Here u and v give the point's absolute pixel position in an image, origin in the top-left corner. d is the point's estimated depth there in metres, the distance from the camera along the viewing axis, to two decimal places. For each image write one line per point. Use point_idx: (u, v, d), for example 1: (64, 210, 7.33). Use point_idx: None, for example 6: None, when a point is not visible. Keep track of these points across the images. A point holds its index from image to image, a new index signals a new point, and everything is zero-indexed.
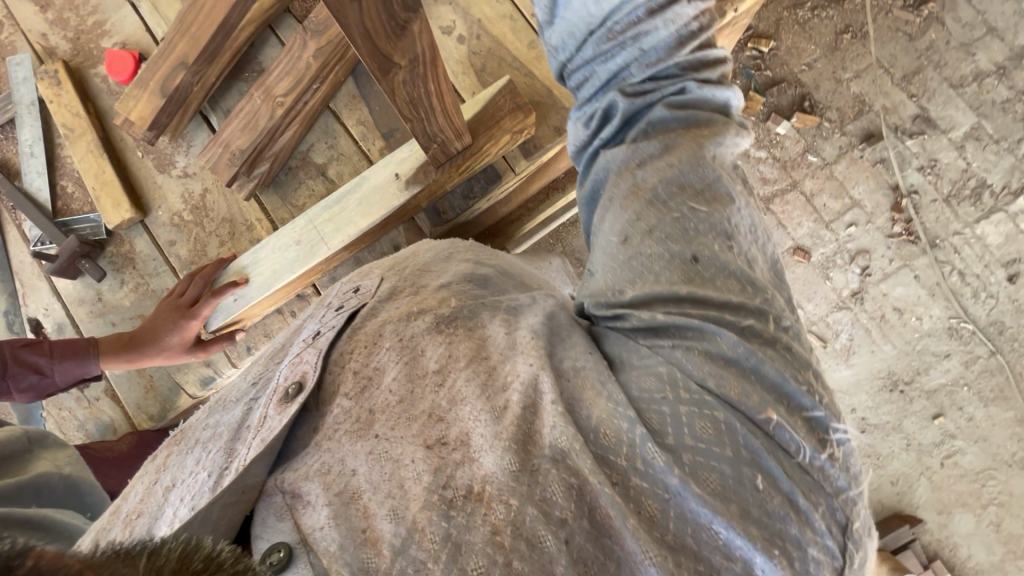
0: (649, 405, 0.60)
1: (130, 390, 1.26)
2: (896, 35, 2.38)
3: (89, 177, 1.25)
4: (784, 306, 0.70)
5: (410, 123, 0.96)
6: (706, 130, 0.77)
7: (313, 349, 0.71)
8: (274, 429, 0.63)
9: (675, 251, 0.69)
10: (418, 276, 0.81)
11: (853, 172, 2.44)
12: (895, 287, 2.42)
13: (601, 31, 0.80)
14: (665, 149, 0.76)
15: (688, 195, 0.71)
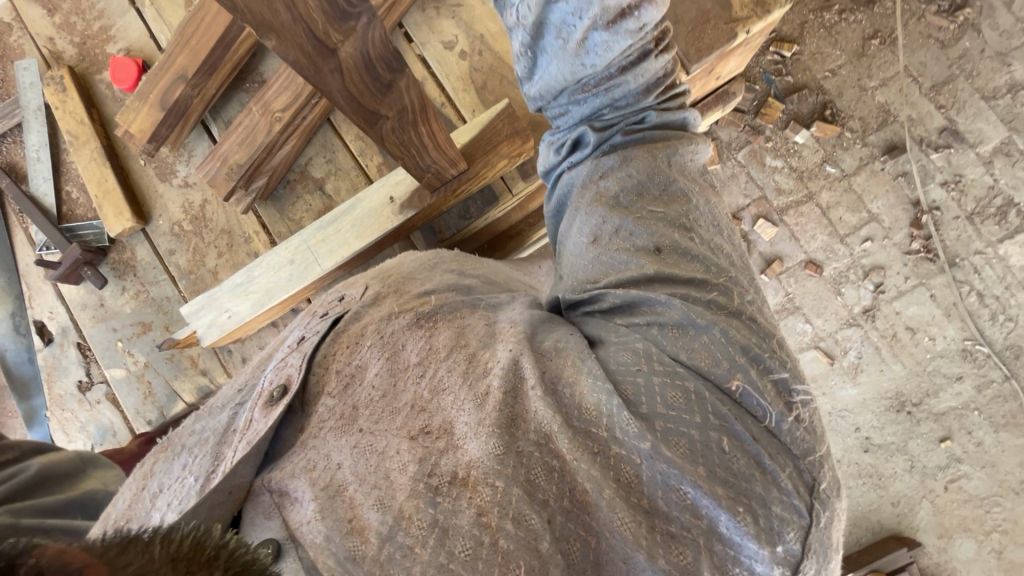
0: (624, 377, 0.60)
1: (130, 395, 1.29)
2: (928, 42, 2.28)
3: (92, 185, 1.26)
4: (748, 285, 0.72)
5: (403, 162, 1.00)
6: (664, 143, 0.79)
7: (297, 353, 0.75)
8: (262, 427, 0.65)
9: (640, 244, 0.71)
10: (402, 283, 0.85)
11: (871, 186, 2.36)
12: (908, 306, 2.36)
13: (573, 88, 0.81)
14: (624, 151, 0.77)
15: (649, 198, 0.74)
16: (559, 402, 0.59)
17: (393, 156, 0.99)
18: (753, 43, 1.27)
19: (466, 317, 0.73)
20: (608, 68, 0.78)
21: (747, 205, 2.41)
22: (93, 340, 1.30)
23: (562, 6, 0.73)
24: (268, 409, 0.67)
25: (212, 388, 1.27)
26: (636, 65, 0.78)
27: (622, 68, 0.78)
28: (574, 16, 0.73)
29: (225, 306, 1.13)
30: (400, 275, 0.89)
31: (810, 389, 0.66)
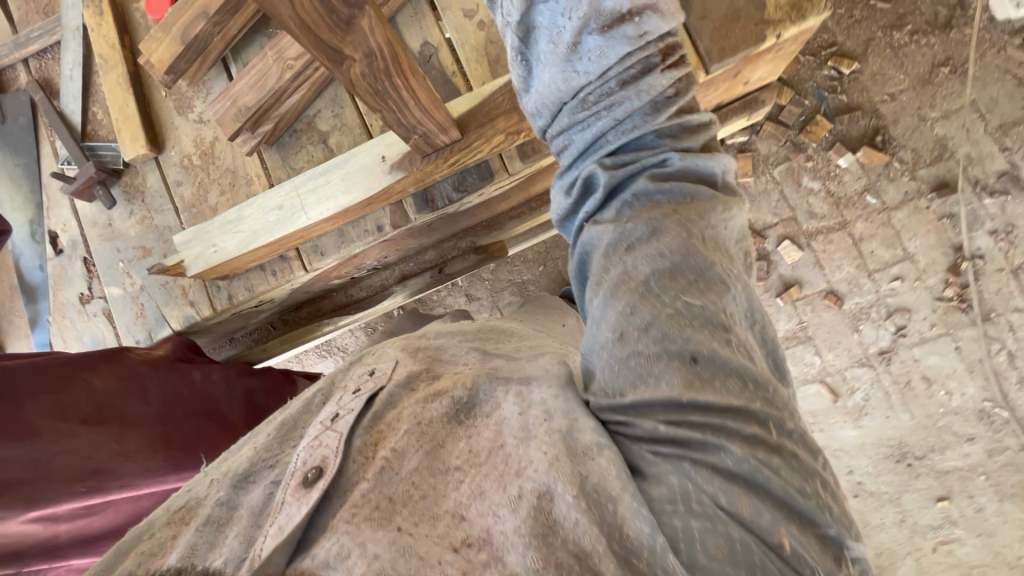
0: (661, 497, 0.59)
1: (123, 314, 1.36)
2: (1004, 78, 2.11)
3: (114, 109, 1.32)
4: (788, 405, 0.66)
5: (381, 113, 0.96)
6: (692, 204, 0.75)
7: (332, 432, 0.68)
8: (290, 519, 0.59)
9: (673, 350, 0.64)
10: (434, 363, 0.81)
11: (912, 223, 2.22)
12: (929, 354, 2.22)
13: (573, 103, 0.82)
14: (655, 231, 0.71)
15: (678, 281, 0.68)
16: (603, 527, 0.57)
17: (370, 104, 0.95)
18: (786, 49, 1.21)
19: (498, 412, 0.69)
20: (607, 80, 0.81)
21: (774, 224, 2.30)
22: (98, 257, 1.37)
23: (548, 9, 0.79)
24: (300, 492, 0.62)
25: (197, 320, 1.32)
26: (639, 81, 0.80)
27: (622, 82, 0.80)
28: (562, 16, 0.78)
29: (214, 240, 1.19)
30: (431, 353, 0.84)
31: (859, 544, 0.62)
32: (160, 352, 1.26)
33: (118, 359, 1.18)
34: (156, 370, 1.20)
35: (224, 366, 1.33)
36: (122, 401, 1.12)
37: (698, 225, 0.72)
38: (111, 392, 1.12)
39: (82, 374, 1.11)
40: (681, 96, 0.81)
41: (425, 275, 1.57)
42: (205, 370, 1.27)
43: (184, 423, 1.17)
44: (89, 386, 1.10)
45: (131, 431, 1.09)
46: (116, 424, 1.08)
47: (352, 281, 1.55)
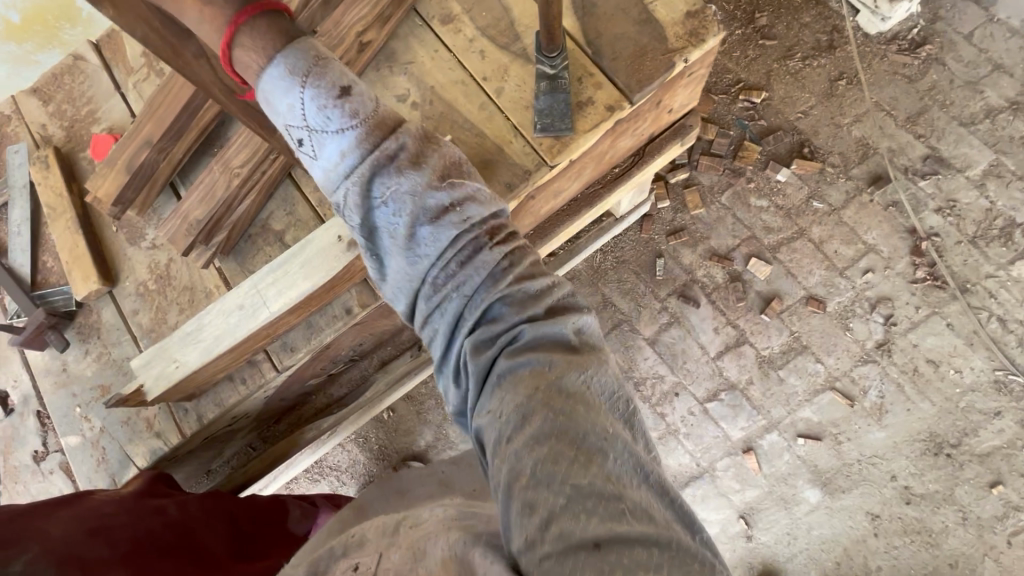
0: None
1: (83, 463, 1.24)
2: (895, 77, 2.33)
3: (64, 251, 1.30)
4: (693, 541, 0.68)
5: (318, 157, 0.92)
6: (552, 373, 0.79)
7: None
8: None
9: (579, 542, 0.64)
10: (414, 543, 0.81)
11: (863, 217, 2.30)
12: (926, 337, 2.21)
13: (425, 289, 0.91)
14: (527, 419, 0.75)
15: (559, 460, 0.71)
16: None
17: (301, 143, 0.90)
18: (696, 73, 1.31)
19: None
20: (446, 264, 0.90)
21: (736, 245, 2.36)
22: (52, 408, 1.27)
23: (382, 211, 0.91)
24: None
25: (165, 452, 1.21)
26: (475, 263, 0.90)
27: (462, 266, 0.90)
28: (394, 214, 0.91)
29: (175, 355, 1.12)
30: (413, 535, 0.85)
31: None
32: (126, 491, 1.09)
33: (77, 504, 1.00)
34: (124, 508, 1.02)
35: (200, 497, 1.18)
36: (86, 545, 0.91)
37: (567, 400, 0.76)
38: (72, 538, 0.91)
39: (35, 524, 0.91)
40: (515, 266, 0.91)
41: (405, 355, 1.52)
42: (181, 501, 1.11)
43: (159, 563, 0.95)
44: (44, 535, 0.89)
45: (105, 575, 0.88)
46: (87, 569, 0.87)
47: (330, 378, 1.49)
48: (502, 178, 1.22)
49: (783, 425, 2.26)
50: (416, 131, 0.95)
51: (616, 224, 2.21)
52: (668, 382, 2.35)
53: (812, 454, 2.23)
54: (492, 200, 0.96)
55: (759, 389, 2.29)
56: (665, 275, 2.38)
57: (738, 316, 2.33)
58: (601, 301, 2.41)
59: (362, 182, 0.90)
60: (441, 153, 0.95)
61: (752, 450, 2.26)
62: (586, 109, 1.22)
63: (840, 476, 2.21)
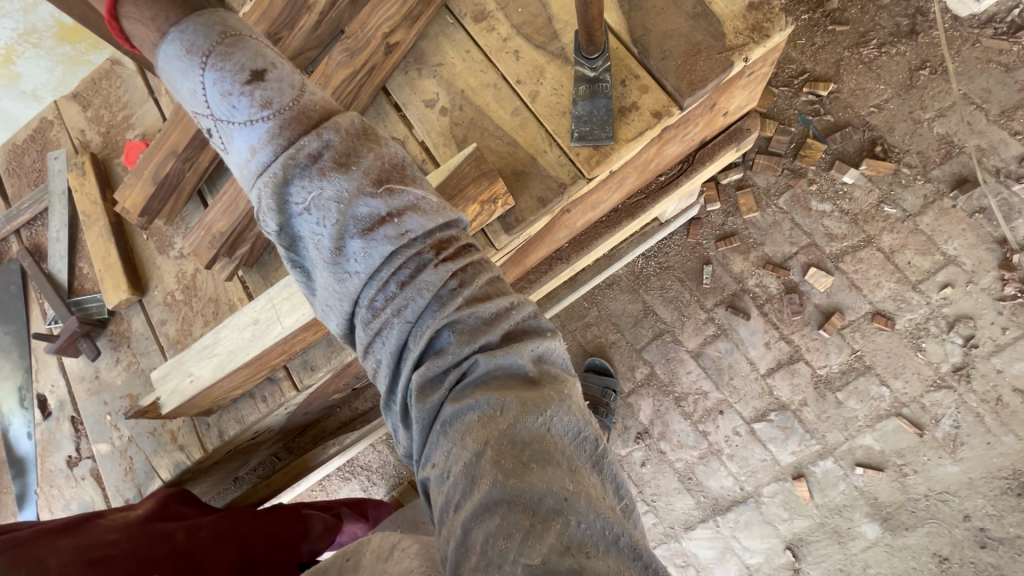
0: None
1: (111, 471, 1.25)
2: (988, 67, 2.05)
3: (97, 260, 1.31)
4: None
5: None
6: (504, 419, 0.66)
7: None
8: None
9: None
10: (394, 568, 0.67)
11: (943, 225, 2.06)
12: (1012, 362, 1.96)
13: (362, 315, 0.74)
14: (472, 483, 0.62)
15: (506, 534, 0.58)
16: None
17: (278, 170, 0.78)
18: (757, 71, 1.16)
19: None
20: (384, 285, 0.74)
21: (794, 253, 2.16)
22: (85, 415, 1.29)
23: (305, 220, 0.74)
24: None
25: (188, 466, 1.20)
26: (416, 279, 0.73)
27: (401, 284, 0.73)
28: (317, 226, 0.73)
29: (190, 370, 1.10)
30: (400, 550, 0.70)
31: None
32: (139, 512, 1.06)
33: (84, 528, 0.98)
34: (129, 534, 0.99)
35: (213, 519, 1.13)
36: None
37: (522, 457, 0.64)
38: (67, 572, 0.88)
39: (33, 555, 0.88)
40: (467, 286, 0.75)
41: None
42: (189, 527, 1.07)
43: None
44: (41, 567, 0.87)
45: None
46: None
47: (355, 393, 1.46)
48: (533, 190, 1.12)
49: (840, 451, 2.07)
50: (348, 124, 0.76)
51: (661, 229, 2.08)
52: (712, 399, 2.20)
53: (872, 485, 2.04)
54: (442, 208, 0.79)
55: (814, 411, 2.11)
56: (712, 283, 2.22)
57: (792, 330, 2.14)
58: (642, 309, 2.28)
59: (275, 185, 0.72)
60: (378, 153, 0.77)
61: (803, 476, 2.09)
62: (630, 115, 1.10)
63: (903, 512, 2.01)
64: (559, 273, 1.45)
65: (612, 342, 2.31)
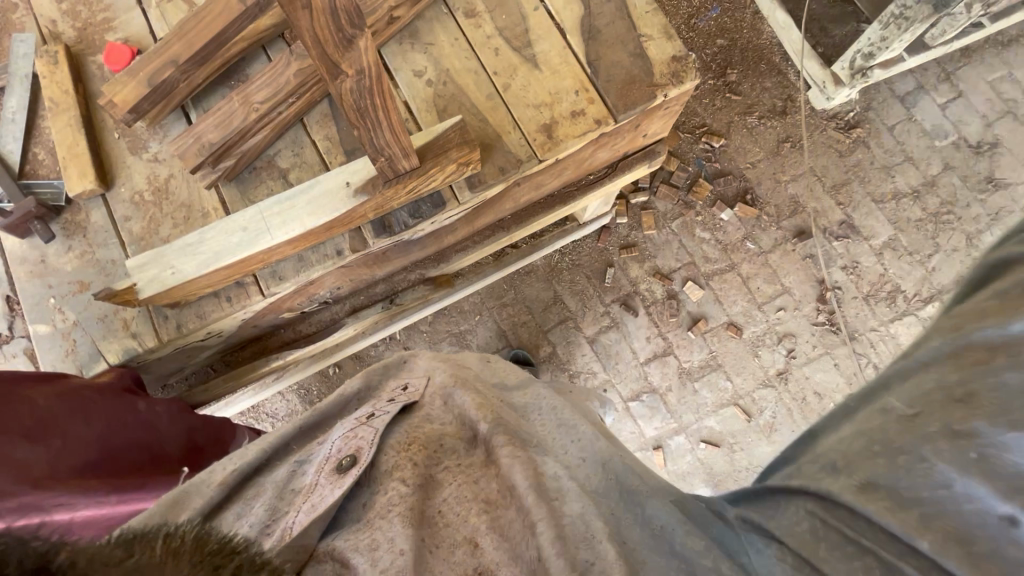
0: (628, 532, 0.77)
1: (49, 350, 1.30)
2: (829, 150, 2.69)
3: (61, 147, 1.33)
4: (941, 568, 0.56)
5: (358, 130, 1.13)
6: (986, 365, 0.63)
7: (364, 430, 0.89)
8: (329, 498, 0.77)
9: (869, 451, 0.65)
10: (467, 380, 1.04)
11: (785, 263, 2.65)
12: (816, 372, 2.58)
13: None
14: (896, 388, 0.69)
15: (885, 453, 0.63)
16: (577, 531, 0.75)
17: (351, 123, 1.12)
18: (672, 108, 1.54)
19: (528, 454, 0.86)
20: None
21: (678, 268, 2.66)
22: (25, 294, 1.32)
23: None
24: (336, 476, 0.80)
25: (138, 352, 1.28)
26: None
27: None
28: None
29: (171, 263, 1.21)
30: (463, 375, 1.06)
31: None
32: (106, 381, 1.23)
33: (60, 383, 1.18)
34: (103, 394, 1.19)
35: (168, 402, 1.33)
36: (68, 421, 1.11)
37: (971, 423, 0.60)
38: (53, 412, 1.11)
39: (22, 392, 1.10)
40: None
41: (376, 305, 1.67)
42: (151, 400, 1.28)
43: (123, 455, 1.16)
44: (31, 404, 1.09)
45: (67, 457, 1.07)
46: (54, 446, 1.07)
47: (301, 316, 1.60)
48: (497, 161, 1.38)
49: (690, 429, 2.58)
50: None
51: (579, 230, 2.45)
52: (599, 378, 2.63)
53: (710, 457, 2.56)
54: None
55: (676, 396, 2.60)
56: (613, 283, 2.66)
57: (668, 329, 2.63)
58: (553, 297, 2.67)
59: None
60: None
61: (661, 447, 2.59)
62: (578, 118, 1.41)
63: (729, 480, 2.55)
64: (500, 238, 1.73)
65: (523, 322, 2.67)
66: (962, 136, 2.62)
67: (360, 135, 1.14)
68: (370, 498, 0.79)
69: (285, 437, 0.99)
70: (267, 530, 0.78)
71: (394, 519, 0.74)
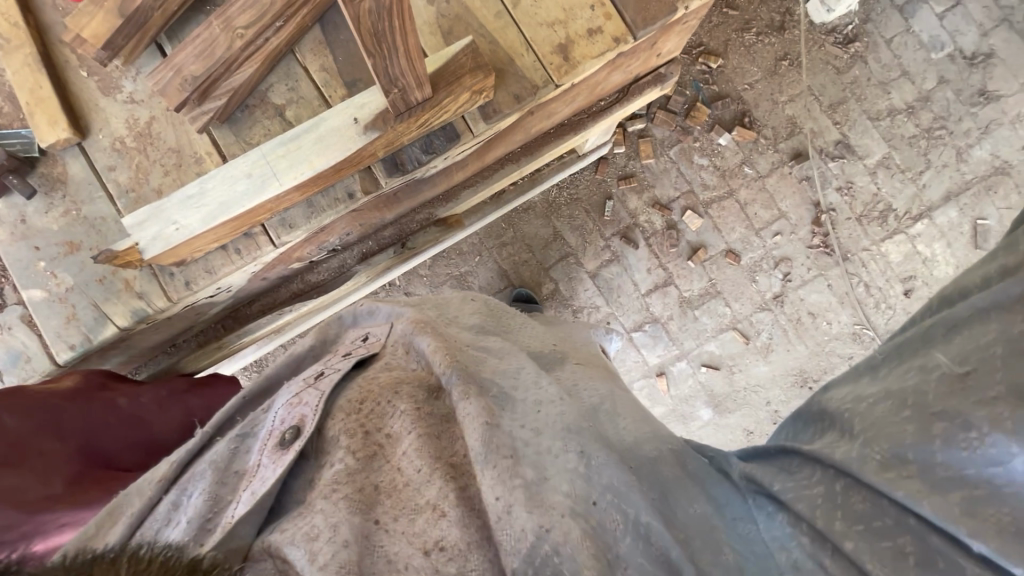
0: (599, 473, 0.77)
1: (49, 317, 1.22)
2: (827, 67, 2.61)
3: (23, 91, 1.18)
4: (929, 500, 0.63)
5: (372, 59, 1.05)
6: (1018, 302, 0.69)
7: (309, 393, 0.87)
8: (268, 481, 0.74)
9: (901, 400, 0.70)
10: (438, 322, 1.04)
11: (781, 187, 2.64)
12: (811, 293, 2.64)
13: None
14: (949, 343, 0.71)
15: (917, 421, 0.67)
16: (530, 495, 0.70)
17: (365, 51, 1.04)
18: (689, 22, 1.43)
19: (486, 397, 0.82)
20: None
21: (677, 197, 2.63)
22: (10, 257, 1.22)
23: None
24: (279, 453, 0.78)
25: (149, 313, 1.22)
26: None
27: None
28: None
29: (173, 218, 1.13)
30: (427, 318, 1.02)
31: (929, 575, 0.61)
32: (71, 385, 1.21)
33: (26, 396, 1.13)
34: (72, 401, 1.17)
35: (154, 389, 1.33)
36: (38, 438, 1.09)
37: (993, 395, 0.64)
38: (22, 429, 1.08)
39: None
40: None
41: (387, 250, 1.62)
42: (132, 394, 1.27)
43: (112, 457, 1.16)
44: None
45: (52, 472, 1.05)
46: (34, 467, 1.05)
47: (310, 266, 1.53)
48: (511, 87, 1.27)
49: (691, 355, 2.67)
50: None
51: (578, 161, 2.38)
52: (602, 312, 2.67)
53: (711, 381, 2.67)
54: None
55: (677, 324, 2.66)
56: (612, 216, 2.63)
57: (668, 260, 2.64)
58: (552, 233, 2.64)
59: None
60: None
61: (664, 374, 2.68)
62: (594, 36, 1.30)
63: (728, 400, 2.68)
64: (510, 172, 1.64)
65: (524, 261, 2.65)
66: (957, 47, 2.55)
67: (373, 66, 1.06)
68: (315, 472, 0.76)
69: (236, 407, 0.97)
70: (201, 518, 0.74)
71: (337, 500, 0.70)
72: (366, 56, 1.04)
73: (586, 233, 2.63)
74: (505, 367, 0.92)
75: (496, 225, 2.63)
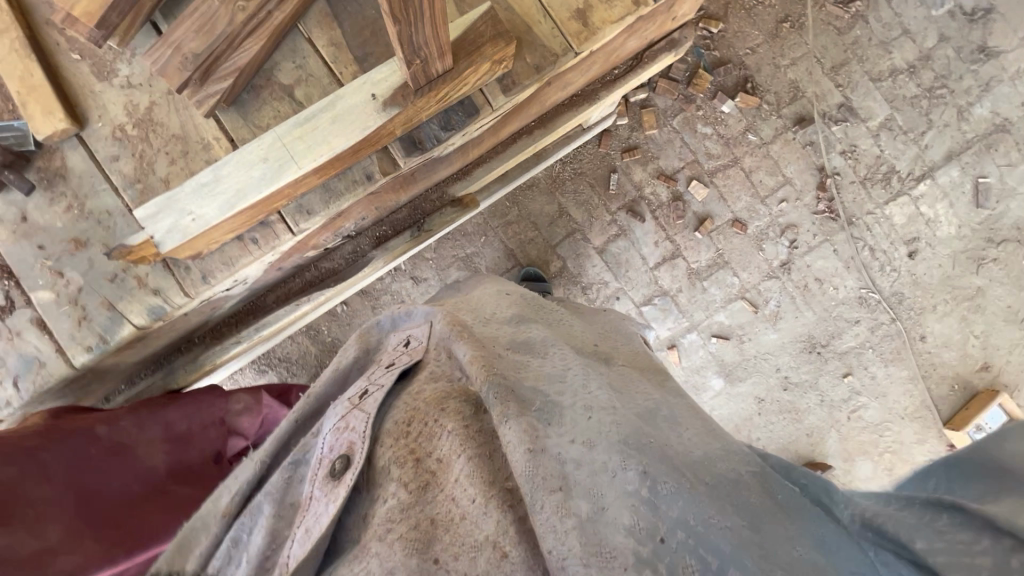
0: (666, 503, 0.73)
1: (59, 318, 1.17)
2: (828, 29, 2.55)
3: (12, 79, 1.10)
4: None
5: (398, 26, 0.94)
6: None
7: (356, 416, 0.87)
8: (323, 518, 0.77)
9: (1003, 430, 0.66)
10: (475, 327, 1.04)
11: (785, 153, 2.61)
12: (817, 260, 2.64)
13: None
14: None
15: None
16: (587, 537, 0.68)
17: (391, 18, 0.92)
18: None
19: (528, 411, 0.80)
20: None
21: (681, 167, 2.59)
22: (13, 257, 1.16)
23: None
24: (331, 485, 0.81)
25: (167, 310, 1.17)
26: None
27: None
28: None
29: (188, 207, 1.08)
30: (464, 324, 1.03)
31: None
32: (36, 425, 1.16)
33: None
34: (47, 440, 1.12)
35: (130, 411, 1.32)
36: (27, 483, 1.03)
37: None
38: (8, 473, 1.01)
39: None
40: None
41: (404, 234, 1.58)
42: (110, 421, 1.25)
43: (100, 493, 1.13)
44: None
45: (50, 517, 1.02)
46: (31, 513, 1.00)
47: (325, 252, 1.52)
48: (530, 57, 1.21)
49: (701, 326, 2.67)
50: None
51: (583, 134, 2.33)
52: (611, 288, 2.65)
53: (721, 350, 2.68)
54: None
55: (686, 296, 2.65)
56: (617, 189, 2.59)
57: (675, 232, 2.61)
58: (558, 210, 2.60)
59: None
60: None
61: (674, 346, 2.69)
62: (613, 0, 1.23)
63: (739, 368, 2.70)
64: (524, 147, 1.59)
65: (530, 240, 2.61)
66: (957, 4, 2.50)
67: (398, 34, 0.95)
68: (369, 508, 0.79)
69: (287, 431, 0.96)
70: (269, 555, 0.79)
71: (392, 541, 0.72)
72: (390, 21, 0.93)
73: (592, 209, 2.60)
74: (546, 370, 0.94)
75: (501, 204, 2.59)
